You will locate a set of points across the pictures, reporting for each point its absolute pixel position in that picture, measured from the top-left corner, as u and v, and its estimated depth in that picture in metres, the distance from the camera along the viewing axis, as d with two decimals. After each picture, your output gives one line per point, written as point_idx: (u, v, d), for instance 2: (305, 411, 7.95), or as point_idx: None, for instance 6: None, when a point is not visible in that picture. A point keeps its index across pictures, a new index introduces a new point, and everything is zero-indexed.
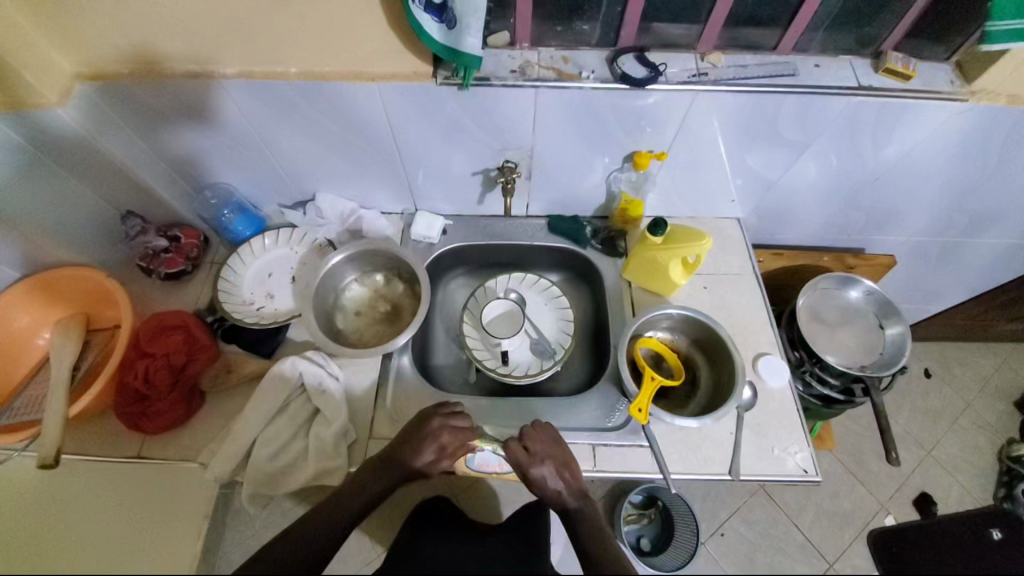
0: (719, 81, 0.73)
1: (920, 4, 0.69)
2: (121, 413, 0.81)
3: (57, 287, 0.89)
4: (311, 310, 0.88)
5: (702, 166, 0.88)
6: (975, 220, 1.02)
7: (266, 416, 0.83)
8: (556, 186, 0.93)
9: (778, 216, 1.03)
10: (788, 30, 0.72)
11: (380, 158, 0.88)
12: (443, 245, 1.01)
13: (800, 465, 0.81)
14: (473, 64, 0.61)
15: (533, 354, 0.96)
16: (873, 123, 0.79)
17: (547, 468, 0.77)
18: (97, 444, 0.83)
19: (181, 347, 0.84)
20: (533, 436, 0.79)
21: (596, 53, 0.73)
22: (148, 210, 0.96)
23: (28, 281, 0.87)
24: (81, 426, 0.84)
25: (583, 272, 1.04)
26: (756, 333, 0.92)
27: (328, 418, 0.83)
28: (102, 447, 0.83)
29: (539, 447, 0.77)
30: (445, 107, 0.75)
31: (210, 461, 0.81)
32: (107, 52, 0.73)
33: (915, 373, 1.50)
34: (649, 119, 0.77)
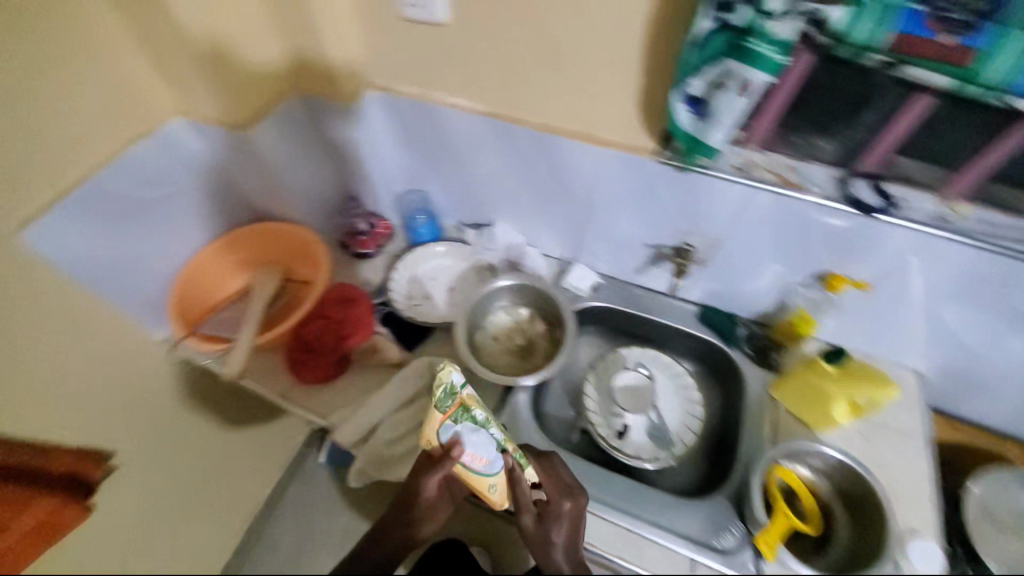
0: (958, 232, 0.68)
1: None
2: (289, 355, 0.94)
3: (280, 236, 1.06)
4: (462, 322, 0.94)
5: (908, 304, 0.81)
6: None
7: (395, 403, 0.89)
8: (726, 279, 0.92)
9: (970, 386, 0.90)
10: None
11: (568, 207, 0.95)
12: (590, 300, 1.03)
13: None
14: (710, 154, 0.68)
15: (648, 438, 0.91)
16: None
17: (565, 510, 0.74)
18: (258, 374, 0.95)
19: (351, 320, 0.95)
20: (555, 467, 0.78)
21: (827, 170, 0.72)
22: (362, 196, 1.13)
23: (263, 226, 1.05)
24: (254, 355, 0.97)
25: (722, 371, 0.99)
26: (917, 508, 0.79)
27: None
28: (261, 377, 0.94)
29: (560, 483, 0.77)
30: (652, 181, 0.80)
31: (337, 425, 0.89)
32: (391, 74, 0.89)
33: None
34: (855, 246, 0.77)
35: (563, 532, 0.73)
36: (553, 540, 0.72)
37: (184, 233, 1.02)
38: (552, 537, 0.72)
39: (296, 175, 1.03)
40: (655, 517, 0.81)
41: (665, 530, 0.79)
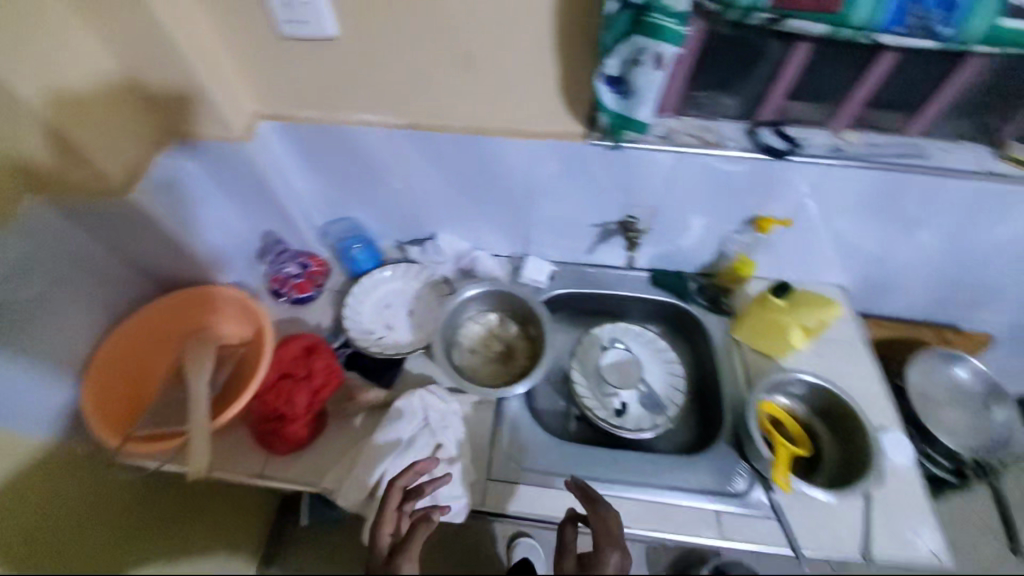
0: (855, 157, 0.76)
1: (965, 80, 0.69)
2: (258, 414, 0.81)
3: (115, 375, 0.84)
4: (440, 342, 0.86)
5: (823, 232, 0.90)
6: (981, 295, 1.02)
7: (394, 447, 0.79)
8: (642, 249, 0.99)
9: (877, 287, 1.02)
10: (843, 108, 0.75)
11: (510, 208, 0.94)
12: (550, 290, 1.03)
13: (931, 549, 0.75)
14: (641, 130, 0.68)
15: (644, 408, 0.91)
16: (992, 202, 0.81)
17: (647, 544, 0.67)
18: (233, 455, 0.81)
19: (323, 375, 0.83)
20: None
21: (735, 124, 0.78)
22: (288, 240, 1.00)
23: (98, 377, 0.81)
24: (220, 434, 0.83)
25: (683, 327, 1.04)
26: (869, 403, 0.88)
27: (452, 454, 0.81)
28: (229, 461, 0.81)
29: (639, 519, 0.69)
30: (592, 170, 0.83)
31: (337, 488, 0.78)
32: (291, 100, 0.80)
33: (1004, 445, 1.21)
34: (775, 189, 0.82)
35: (614, 548, 0.63)
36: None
37: (86, 322, 0.84)
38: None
39: (197, 231, 0.87)
40: (645, 468, 0.83)
41: (662, 483, 0.81)
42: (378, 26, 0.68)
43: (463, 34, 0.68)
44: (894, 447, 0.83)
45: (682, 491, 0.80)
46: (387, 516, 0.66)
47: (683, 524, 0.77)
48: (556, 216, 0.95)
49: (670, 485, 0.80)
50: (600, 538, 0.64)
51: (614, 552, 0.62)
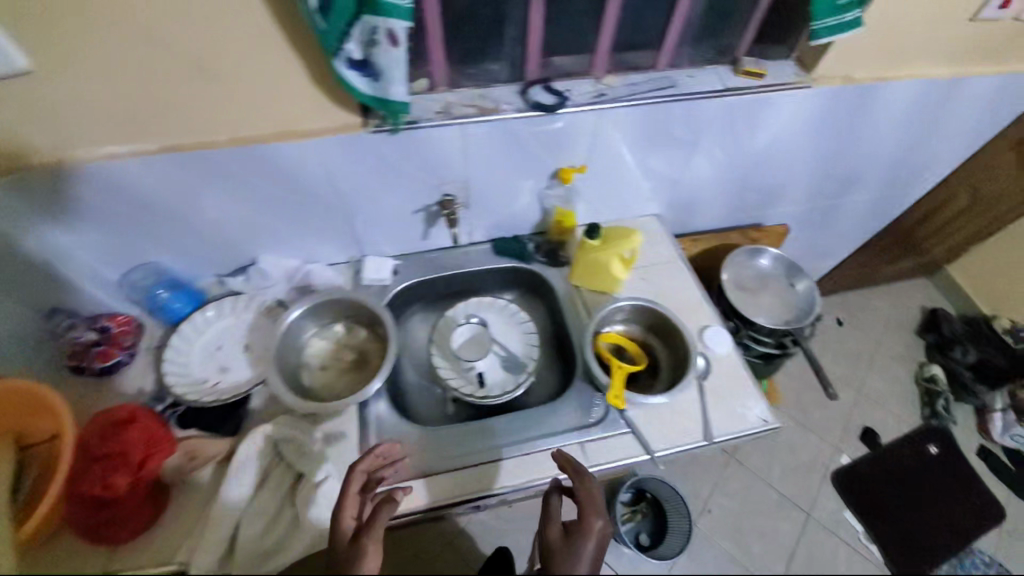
0: (617, 99, 0.83)
1: (682, 11, 0.79)
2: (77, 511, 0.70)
3: None
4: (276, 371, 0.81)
5: (621, 170, 0.99)
6: (767, 195, 1.18)
7: (245, 493, 0.73)
8: (471, 224, 1.02)
9: (687, 207, 1.16)
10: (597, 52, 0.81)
11: (325, 214, 0.91)
12: (397, 285, 1.01)
13: (759, 417, 0.87)
14: (402, 110, 0.67)
15: (505, 370, 0.95)
16: (743, 114, 0.93)
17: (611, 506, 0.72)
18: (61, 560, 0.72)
19: (143, 444, 0.75)
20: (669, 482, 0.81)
21: (508, 87, 0.81)
22: (80, 307, 0.89)
23: None
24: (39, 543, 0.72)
25: (534, 287, 1.08)
26: (693, 309, 1.00)
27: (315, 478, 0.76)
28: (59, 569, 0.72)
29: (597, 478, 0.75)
30: (389, 158, 0.82)
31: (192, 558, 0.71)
32: (14, 147, 0.71)
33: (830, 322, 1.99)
34: (564, 141, 0.87)
35: (597, 513, 0.69)
36: (575, 567, 0.63)
37: None
38: (580, 551, 0.64)
39: None
40: (509, 423, 0.86)
41: (532, 436, 0.85)
42: (76, 45, 0.62)
43: (182, 39, 0.64)
44: (717, 341, 0.95)
45: (548, 436, 0.85)
46: (348, 499, 0.66)
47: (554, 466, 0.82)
48: (376, 211, 0.93)
49: (537, 436, 0.85)
50: (586, 507, 0.69)
51: (598, 520, 0.67)
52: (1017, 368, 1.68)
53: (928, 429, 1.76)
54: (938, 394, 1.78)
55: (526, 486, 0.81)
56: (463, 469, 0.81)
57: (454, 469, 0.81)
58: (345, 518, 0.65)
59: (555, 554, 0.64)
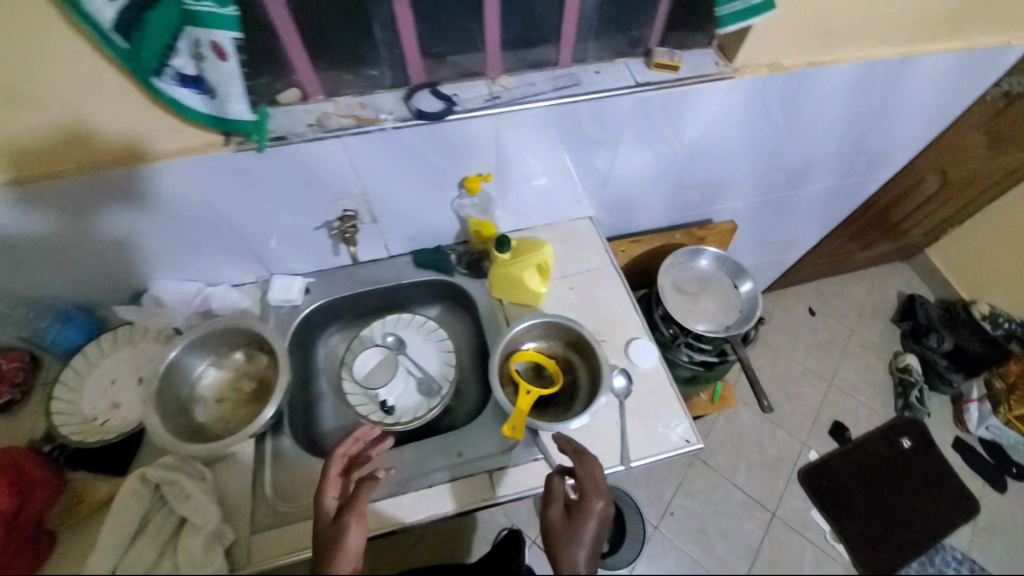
0: (513, 101, 0.78)
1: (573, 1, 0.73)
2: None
3: None
4: (156, 409, 0.75)
5: (539, 174, 0.92)
6: (707, 191, 1.12)
7: (121, 538, 0.59)
8: (383, 237, 0.95)
9: (623, 208, 1.09)
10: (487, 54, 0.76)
11: (217, 237, 0.86)
12: (308, 305, 0.95)
13: (682, 437, 0.82)
14: (243, 128, 0.67)
15: (419, 396, 0.90)
16: (663, 111, 0.86)
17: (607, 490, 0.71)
18: None
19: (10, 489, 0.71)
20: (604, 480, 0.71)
21: (391, 94, 0.75)
22: None
23: None
24: None
25: (460, 301, 1.02)
26: (621, 320, 0.94)
27: (198, 523, 0.68)
28: None
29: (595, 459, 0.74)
30: (268, 177, 0.76)
31: None
32: None
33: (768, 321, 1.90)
34: (465, 147, 0.80)
35: (598, 496, 0.68)
36: (577, 546, 0.63)
37: None
38: (582, 531, 0.64)
39: None
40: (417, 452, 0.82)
41: (438, 466, 0.80)
42: None
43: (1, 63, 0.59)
44: (642, 353, 0.89)
45: (455, 466, 0.80)
46: (330, 481, 0.71)
47: (457, 498, 0.77)
48: (272, 230, 0.87)
49: (443, 465, 0.80)
50: (587, 488, 0.69)
51: (599, 501, 0.67)
52: (993, 356, 1.61)
53: (903, 423, 1.68)
54: (911, 385, 1.71)
55: (432, 520, 0.77)
56: (485, 471, 0.79)
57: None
58: (327, 508, 0.69)
59: (557, 536, 0.64)
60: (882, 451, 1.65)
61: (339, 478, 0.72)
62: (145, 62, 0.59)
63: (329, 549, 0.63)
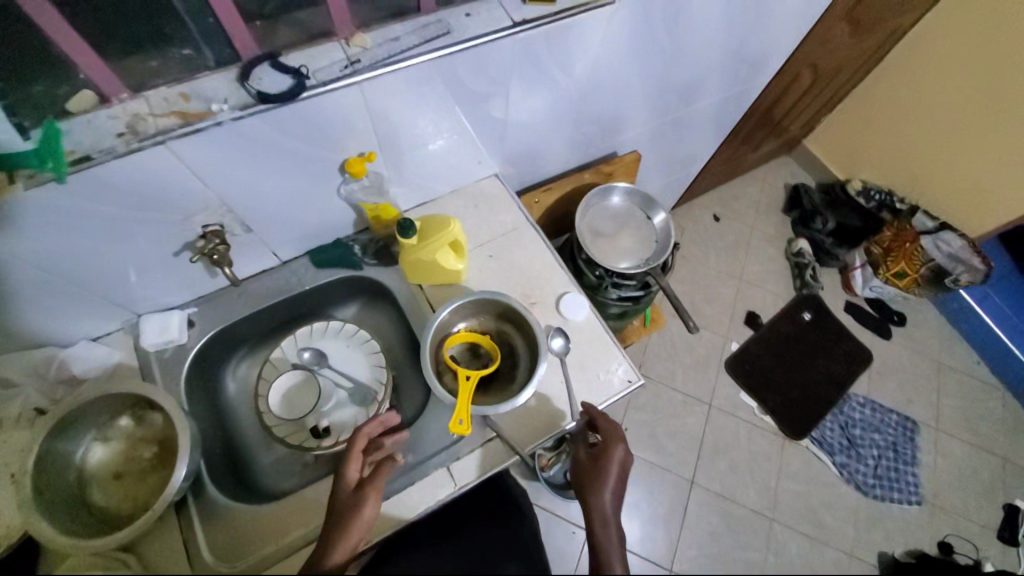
0: (376, 64, 0.66)
1: None
2: None
3: None
4: (38, 514, 0.60)
5: (430, 141, 0.83)
6: (608, 124, 1.08)
7: None
8: (267, 244, 0.82)
9: (527, 157, 1.03)
10: (331, 8, 0.64)
11: (48, 291, 0.69)
12: (198, 340, 0.81)
13: (623, 378, 0.85)
14: (14, 162, 0.54)
15: (355, 405, 0.84)
16: (549, 49, 0.79)
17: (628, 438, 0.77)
18: None
19: None
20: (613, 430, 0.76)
21: (220, 76, 0.62)
22: None
23: None
24: None
25: (377, 294, 0.93)
26: (547, 277, 0.92)
27: None
28: None
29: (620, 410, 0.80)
30: (86, 209, 0.60)
31: None
32: None
33: (686, 232, 2.01)
34: (336, 128, 0.68)
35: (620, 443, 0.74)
36: (603, 495, 0.69)
37: None
38: (605, 476, 0.71)
39: None
40: None
41: (393, 475, 0.76)
42: None
43: None
44: (574, 308, 0.88)
45: (410, 469, 0.77)
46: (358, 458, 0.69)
47: (454, 481, 0.76)
48: (124, 265, 0.72)
49: (397, 473, 0.76)
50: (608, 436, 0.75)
51: (620, 448, 0.74)
52: (870, 227, 1.86)
53: (801, 299, 1.91)
54: (806, 265, 1.92)
55: (401, 529, 0.74)
56: (471, 450, 0.78)
57: (311, 540, 0.72)
58: (345, 485, 0.68)
59: (586, 485, 0.71)
60: (789, 328, 1.87)
61: (358, 458, 0.70)
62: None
63: (349, 523, 0.64)
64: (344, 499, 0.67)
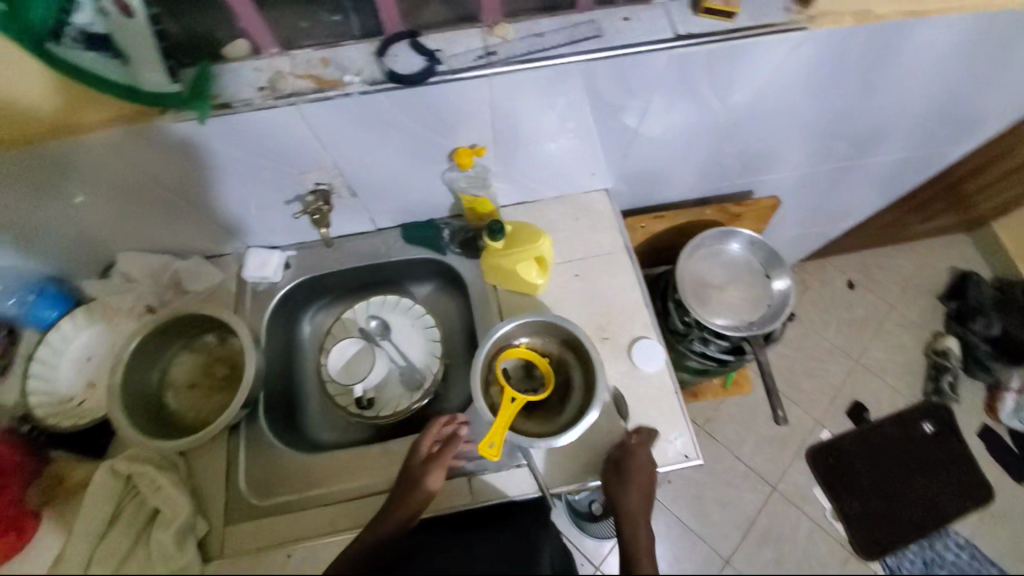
0: (510, 59, 0.62)
1: None
2: None
3: None
4: (121, 403, 0.70)
5: (547, 144, 0.78)
6: (749, 162, 0.95)
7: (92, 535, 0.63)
8: (365, 210, 0.84)
9: (647, 179, 0.94)
10: None
11: (179, 210, 0.77)
12: (288, 282, 0.87)
13: (681, 451, 0.75)
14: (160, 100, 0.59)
15: (402, 387, 0.86)
16: (707, 71, 0.69)
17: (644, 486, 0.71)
18: None
19: None
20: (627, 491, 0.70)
21: (361, 46, 0.61)
22: None
23: None
24: None
25: (454, 282, 0.92)
26: (631, 316, 0.84)
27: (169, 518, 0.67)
28: None
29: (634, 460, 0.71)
30: (218, 150, 0.65)
31: None
32: None
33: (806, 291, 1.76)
34: (454, 116, 0.66)
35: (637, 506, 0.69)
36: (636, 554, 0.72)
37: None
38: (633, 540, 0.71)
39: None
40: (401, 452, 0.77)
41: None
42: None
43: None
44: (650, 357, 0.80)
45: None
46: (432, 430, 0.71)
47: (471, 495, 0.73)
48: (243, 200, 0.77)
49: None
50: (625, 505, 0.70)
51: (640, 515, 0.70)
52: None
53: (925, 407, 1.59)
54: (945, 370, 1.59)
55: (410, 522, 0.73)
56: (496, 471, 0.75)
57: (328, 502, 0.74)
58: (416, 455, 0.71)
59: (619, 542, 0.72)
60: (898, 434, 1.58)
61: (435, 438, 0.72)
62: (32, 19, 0.54)
63: (411, 492, 0.68)
64: (410, 468, 0.70)
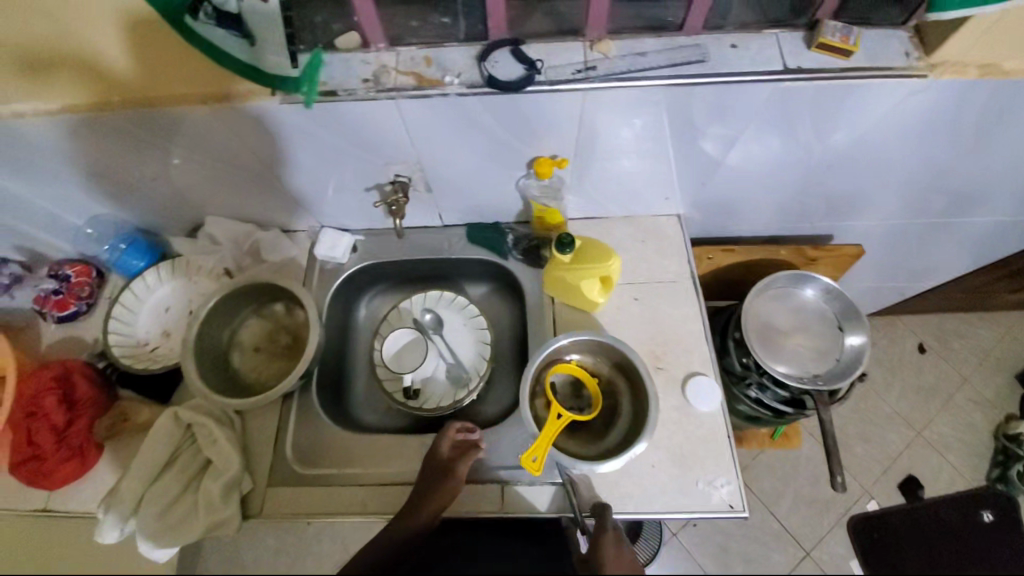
0: (609, 75, 0.61)
1: None
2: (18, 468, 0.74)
3: None
4: (192, 356, 0.75)
5: (626, 163, 0.77)
6: (837, 206, 0.89)
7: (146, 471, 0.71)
8: (437, 205, 0.85)
9: (723, 211, 0.91)
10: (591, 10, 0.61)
11: (267, 184, 0.81)
12: (354, 265, 0.90)
13: (725, 500, 0.71)
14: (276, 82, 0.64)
15: (447, 382, 0.88)
16: (810, 108, 0.66)
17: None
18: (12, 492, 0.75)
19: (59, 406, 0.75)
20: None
21: (464, 49, 0.63)
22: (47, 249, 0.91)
23: None
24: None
25: (510, 287, 0.92)
26: (688, 349, 0.81)
27: (219, 470, 0.72)
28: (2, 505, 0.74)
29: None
30: (314, 133, 0.69)
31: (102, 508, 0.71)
32: None
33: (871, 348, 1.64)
34: (542, 126, 0.66)
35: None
36: None
37: None
38: None
39: None
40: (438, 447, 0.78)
41: None
42: None
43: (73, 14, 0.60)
44: (704, 395, 0.77)
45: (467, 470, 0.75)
46: (451, 435, 0.73)
47: (502, 503, 0.73)
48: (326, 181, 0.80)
49: None
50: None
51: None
52: None
53: (991, 495, 1.44)
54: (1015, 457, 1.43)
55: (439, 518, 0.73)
56: (528, 483, 0.74)
57: (362, 483, 0.76)
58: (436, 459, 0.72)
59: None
60: (957, 520, 1.43)
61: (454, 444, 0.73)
62: None
63: (432, 495, 0.69)
64: (430, 472, 0.71)
